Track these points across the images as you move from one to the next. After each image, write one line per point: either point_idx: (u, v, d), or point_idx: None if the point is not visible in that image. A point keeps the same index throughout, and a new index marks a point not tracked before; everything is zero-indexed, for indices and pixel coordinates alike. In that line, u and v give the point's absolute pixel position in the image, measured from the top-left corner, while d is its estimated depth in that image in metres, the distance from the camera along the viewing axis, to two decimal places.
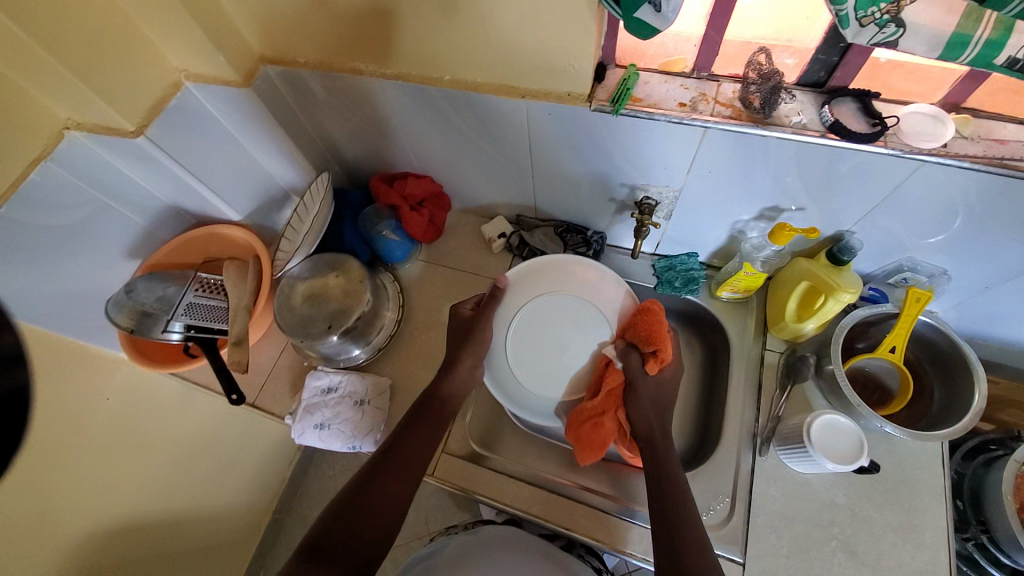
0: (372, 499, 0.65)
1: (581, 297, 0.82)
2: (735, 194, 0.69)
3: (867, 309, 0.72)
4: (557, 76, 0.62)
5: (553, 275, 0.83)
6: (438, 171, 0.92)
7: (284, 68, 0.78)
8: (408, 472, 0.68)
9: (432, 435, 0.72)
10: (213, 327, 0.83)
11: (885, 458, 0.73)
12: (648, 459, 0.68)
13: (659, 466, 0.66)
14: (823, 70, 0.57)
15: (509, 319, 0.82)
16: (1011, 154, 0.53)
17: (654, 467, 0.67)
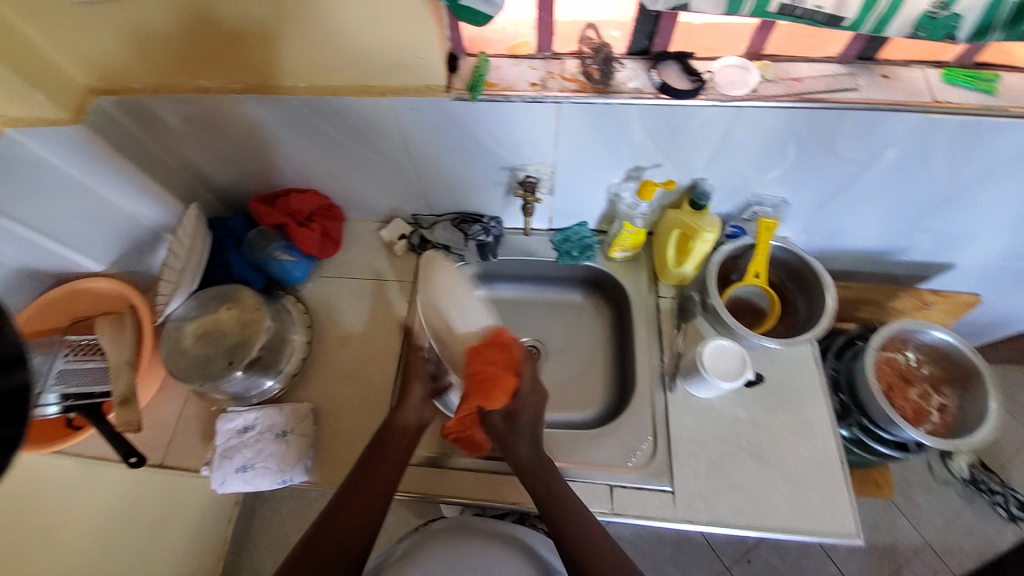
0: (340, 532, 0.65)
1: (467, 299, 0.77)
2: (603, 161, 0.75)
3: (731, 244, 0.82)
4: (411, 70, 0.63)
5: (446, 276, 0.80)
6: (322, 183, 0.90)
7: (122, 98, 0.72)
8: (370, 501, 0.68)
9: (397, 454, 0.72)
10: (94, 391, 0.75)
11: (770, 369, 0.84)
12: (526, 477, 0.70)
13: (544, 478, 0.69)
14: (645, 39, 0.63)
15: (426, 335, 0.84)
16: (808, 89, 0.63)
17: (535, 477, 0.70)
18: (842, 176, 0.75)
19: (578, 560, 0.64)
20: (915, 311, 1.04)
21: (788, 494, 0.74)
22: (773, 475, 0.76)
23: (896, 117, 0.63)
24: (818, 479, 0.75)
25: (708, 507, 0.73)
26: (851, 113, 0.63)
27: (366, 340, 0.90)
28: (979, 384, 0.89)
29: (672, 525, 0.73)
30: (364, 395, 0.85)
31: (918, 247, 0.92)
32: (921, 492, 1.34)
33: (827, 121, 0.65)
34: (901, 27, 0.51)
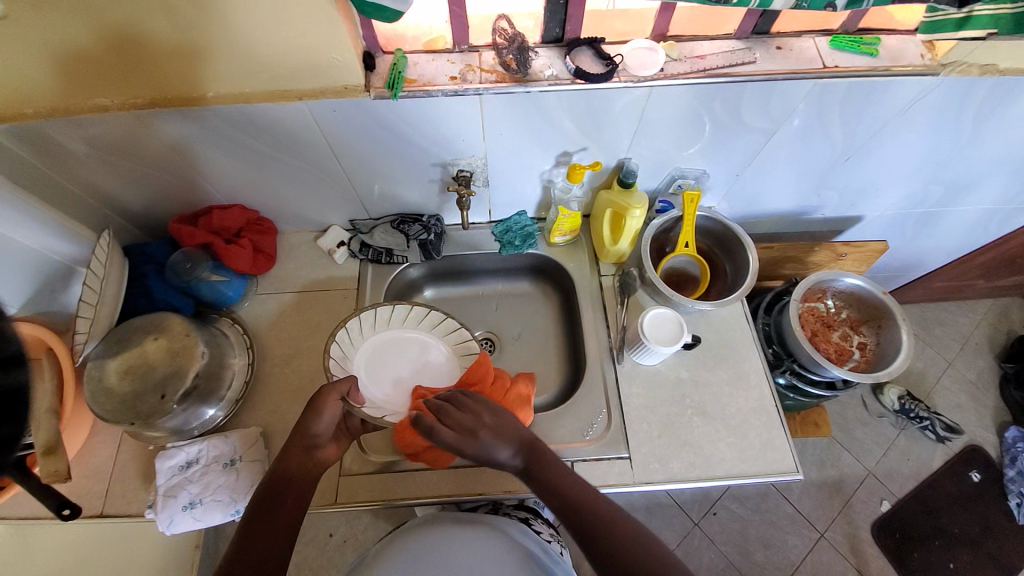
0: (254, 546, 0.55)
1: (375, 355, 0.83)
2: (532, 149, 0.76)
3: (661, 218, 0.87)
4: (325, 71, 0.62)
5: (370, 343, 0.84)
6: (248, 197, 0.86)
7: (8, 124, 0.66)
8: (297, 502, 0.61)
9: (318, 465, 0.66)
10: (16, 444, 0.71)
11: (707, 331, 0.89)
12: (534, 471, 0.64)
13: (547, 469, 0.63)
14: (557, 28, 0.65)
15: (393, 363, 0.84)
16: (712, 65, 0.67)
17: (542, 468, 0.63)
18: (752, 144, 0.80)
19: (577, 517, 0.59)
20: (832, 263, 1.13)
21: (733, 443, 0.80)
22: (718, 428, 0.81)
23: (790, 86, 0.69)
24: (757, 426, 0.81)
25: (664, 466, 0.78)
26: (751, 85, 0.68)
27: (315, 353, 0.88)
28: (889, 322, 0.99)
29: (632, 488, 0.77)
30: None
31: (826, 203, 1.01)
32: (859, 427, 1.48)
33: (731, 94, 0.70)
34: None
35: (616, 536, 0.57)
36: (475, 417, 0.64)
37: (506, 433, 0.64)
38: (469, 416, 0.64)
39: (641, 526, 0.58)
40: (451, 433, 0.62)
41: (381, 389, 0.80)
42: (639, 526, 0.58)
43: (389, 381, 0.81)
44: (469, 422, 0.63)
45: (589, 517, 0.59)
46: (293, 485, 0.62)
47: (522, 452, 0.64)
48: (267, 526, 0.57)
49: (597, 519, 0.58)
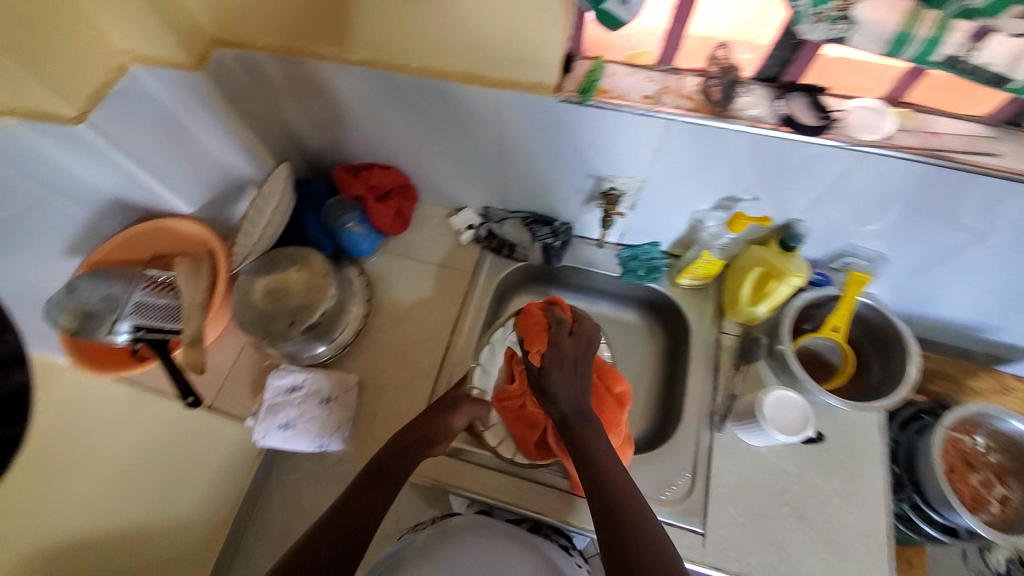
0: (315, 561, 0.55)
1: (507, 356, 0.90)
2: (697, 186, 0.72)
3: (813, 292, 0.79)
4: (526, 65, 0.63)
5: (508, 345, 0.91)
6: (405, 162, 0.91)
7: (239, 52, 0.73)
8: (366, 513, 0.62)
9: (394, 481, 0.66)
10: (166, 326, 0.79)
11: (829, 428, 0.79)
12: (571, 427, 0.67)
13: (588, 437, 0.65)
14: (777, 66, 0.60)
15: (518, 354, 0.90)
16: (944, 145, 0.59)
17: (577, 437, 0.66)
18: (946, 243, 0.70)
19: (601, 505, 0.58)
20: (994, 395, 0.97)
21: (827, 561, 0.70)
22: (813, 539, 0.72)
23: None
24: (861, 552, 0.71)
25: (740, 558, 0.71)
26: (984, 180, 0.58)
27: (421, 322, 0.91)
28: None
29: (698, 568, 0.70)
30: (410, 377, 0.86)
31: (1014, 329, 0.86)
32: None
33: (952, 186, 0.61)
34: None
35: (615, 497, 0.58)
36: (572, 343, 0.74)
37: (568, 396, 0.70)
38: (575, 334, 0.75)
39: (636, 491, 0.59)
40: (557, 349, 0.74)
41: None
42: (633, 490, 0.59)
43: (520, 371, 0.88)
44: (570, 347, 0.74)
45: (603, 467, 0.61)
46: (392, 466, 0.68)
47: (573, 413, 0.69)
48: (352, 513, 0.62)
49: (593, 470, 0.61)
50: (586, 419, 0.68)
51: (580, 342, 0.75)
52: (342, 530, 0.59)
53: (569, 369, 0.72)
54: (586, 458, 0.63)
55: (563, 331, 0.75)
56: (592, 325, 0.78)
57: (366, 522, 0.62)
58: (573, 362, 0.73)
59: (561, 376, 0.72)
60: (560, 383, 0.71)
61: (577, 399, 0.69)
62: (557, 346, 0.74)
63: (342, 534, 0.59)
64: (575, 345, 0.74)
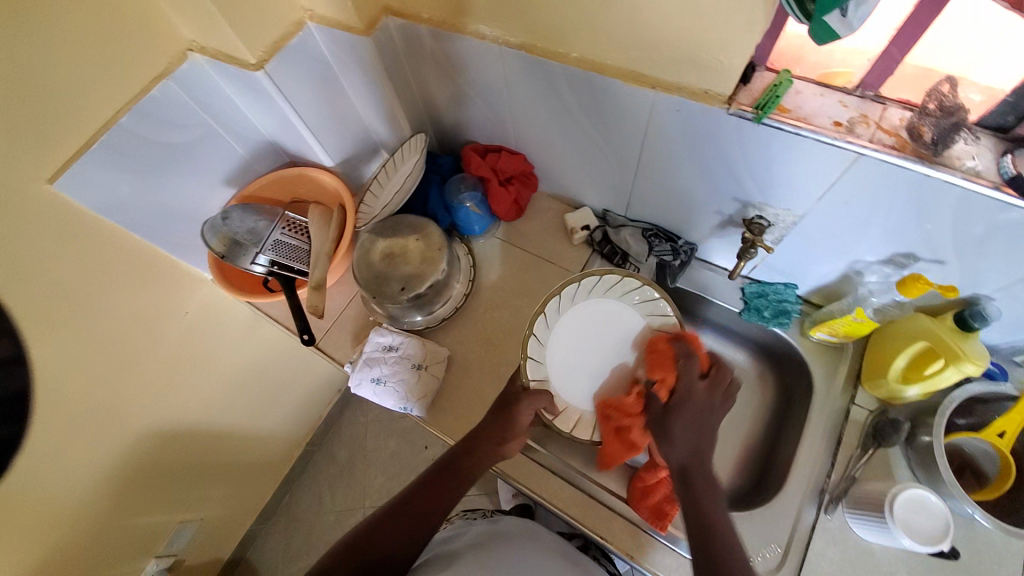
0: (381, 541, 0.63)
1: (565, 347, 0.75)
2: (867, 232, 0.62)
3: (982, 384, 0.66)
4: (697, 70, 0.57)
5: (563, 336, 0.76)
6: (534, 151, 0.90)
7: (405, 23, 0.76)
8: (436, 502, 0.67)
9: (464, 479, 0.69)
10: (294, 266, 0.86)
11: (968, 548, 0.66)
12: (684, 484, 0.59)
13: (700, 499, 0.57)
14: (1011, 114, 0.49)
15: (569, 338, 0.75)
16: None
17: (689, 488, 0.59)
18: None
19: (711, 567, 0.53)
20: None
21: None
22: None
23: None
24: None
25: None
26: None
27: (516, 313, 0.90)
28: None
29: None
30: (497, 365, 0.86)
31: None
32: None
33: None
34: None
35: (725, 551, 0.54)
36: (704, 397, 0.63)
37: (692, 450, 0.60)
38: (713, 385, 0.64)
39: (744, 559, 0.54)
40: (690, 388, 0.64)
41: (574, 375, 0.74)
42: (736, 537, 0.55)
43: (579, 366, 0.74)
44: (704, 397, 0.63)
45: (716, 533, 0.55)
46: (461, 462, 0.69)
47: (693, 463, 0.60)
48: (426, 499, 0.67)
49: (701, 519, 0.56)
50: (708, 475, 0.59)
51: (711, 399, 0.63)
52: (407, 519, 0.65)
53: (698, 424, 0.62)
54: (697, 517, 0.56)
55: (694, 372, 0.65)
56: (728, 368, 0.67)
57: (432, 515, 0.66)
58: (702, 423, 0.62)
59: (683, 426, 0.61)
60: (687, 428, 0.61)
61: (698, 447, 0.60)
62: (685, 391, 0.63)
63: (407, 523, 0.64)
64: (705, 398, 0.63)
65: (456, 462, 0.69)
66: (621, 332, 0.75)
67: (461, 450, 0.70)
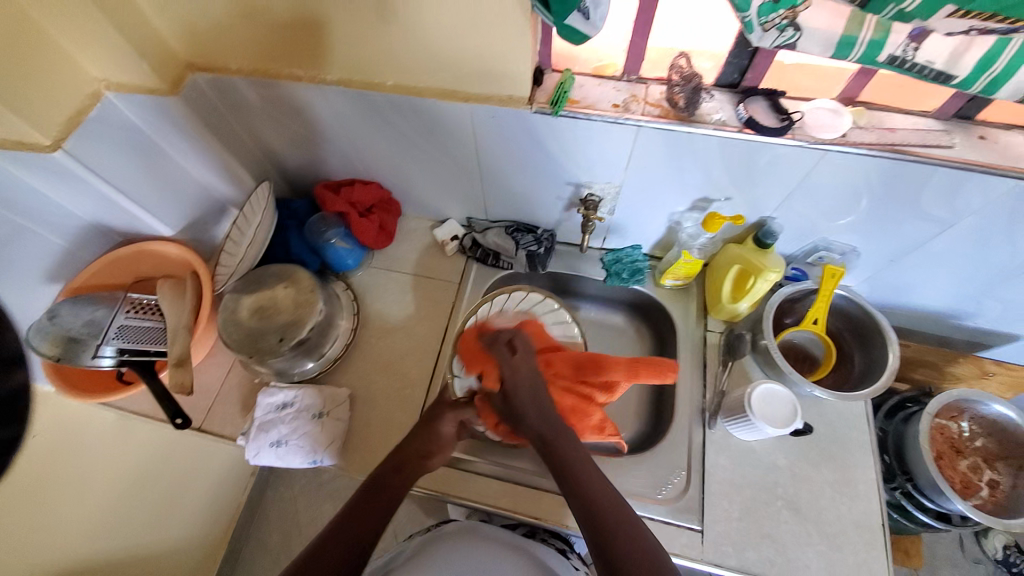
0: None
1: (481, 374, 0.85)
2: (671, 188, 0.74)
3: (792, 286, 0.81)
4: (496, 79, 0.65)
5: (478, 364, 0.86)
6: (387, 177, 0.92)
7: (215, 76, 0.76)
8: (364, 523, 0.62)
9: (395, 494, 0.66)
10: (150, 349, 0.79)
11: (817, 421, 0.81)
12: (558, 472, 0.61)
13: (572, 475, 0.59)
14: (735, 73, 0.63)
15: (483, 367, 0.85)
16: (903, 141, 0.61)
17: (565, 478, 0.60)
18: (919, 233, 0.73)
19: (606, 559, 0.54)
20: (973, 380, 1.01)
21: (823, 553, 0.72)
22: (809, 531, 0.73)
23: (988, 181, 0.61)
24: (856, 542, 0.72)
25: (738, 554, 0.71)
26: (940, 171, 0.61)
27: (409, 334, 0.91)
28: None
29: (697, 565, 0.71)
30: (401, 389, 0.86)
31: (985, 313, 0.89)
32: (948, 568, 1.32)
33: (913, 176, 0.63)
34: (1014, 90, 0.49)
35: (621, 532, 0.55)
36: (515, 374, 0.64)
37: (539, 414, 0.63)
38: (519, 364, 0.64)
39: (609, 485, 0.60)
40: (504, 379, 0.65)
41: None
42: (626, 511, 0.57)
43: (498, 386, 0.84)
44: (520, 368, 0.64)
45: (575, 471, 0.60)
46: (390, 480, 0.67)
47: (543, 442, 0.63)
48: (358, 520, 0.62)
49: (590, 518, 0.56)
50: (563, 436, 0.63)
51: (525, 369, 0.65)
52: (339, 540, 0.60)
53: (527, 397, 0.63)
54: (572, 479, 0.59)
55: (507, 358, 0.65)
56: (506, 332, 0.67)
57: (367, 540, 0.61)
58: (528, 396, 0.63)
59: (529, 409, 0.63)
60: (528, 411, 0.63)
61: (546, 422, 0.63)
62: (506, 377, 0.64)
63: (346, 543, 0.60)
64: (529, 371, 0.65)
65: (383, 482, 0.67)
66: None
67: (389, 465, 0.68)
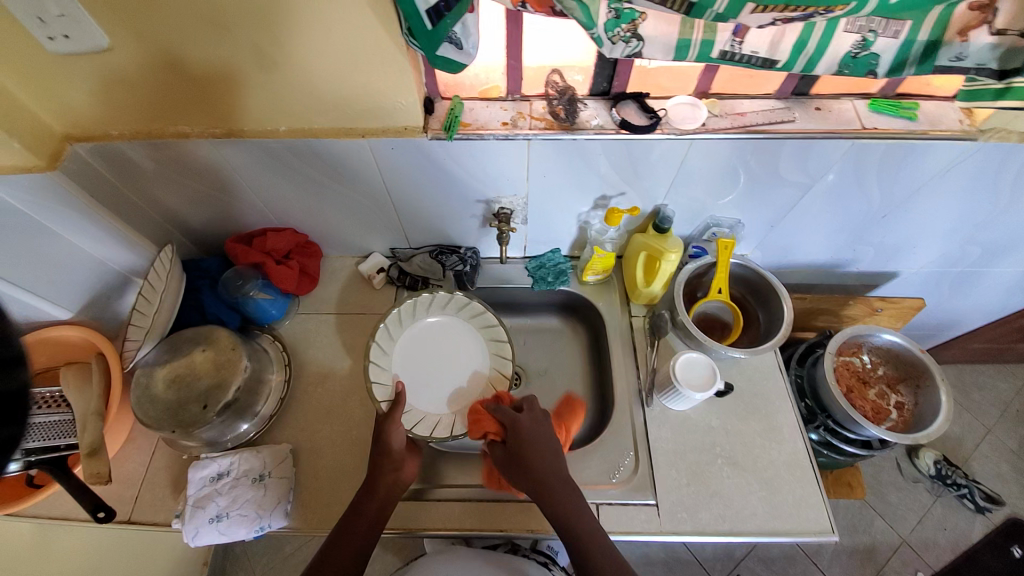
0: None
1: (399, 362, 0.86)
2: (572, 192, 0.80)
3: (693, 263, 0.89)
4: (389, 113, 0.68)
5: (411, 345, 0.88)
6: (299, 221, 0.92)
7: (97, 144, 0.73)
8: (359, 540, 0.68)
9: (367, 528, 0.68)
10: (60, 445, 0.72)
11: (739, 379, 0.89)
12: (546, 509, 0.67)
13: (558, 504, 0.67)
14: (604, 82, 0.70)
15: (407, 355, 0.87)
16: (753, 121, 0.71)
17: (561, 522, 0.67)
18: (788, 198, 0.83)
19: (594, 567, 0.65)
20: (866, 317, 1.14)
21: (765, 498, 0.78)
22: (749, 480, 0.79)
23: (827, 147, 0.72)
24: (791, 481, 0.80)
25: (693, 517, 0.76)
26: (789, 142, 0.71)
27: (348, 373, 0.90)
28: (928, 382, 0.98)
29: (658, 537, 0.75)
30: (348, 432, 0.84)
31: (861, 257, 1.03)
32: (891, 490, 1.47)
33: (770, 150, 0.72)
34: (827, 66, 0.58)
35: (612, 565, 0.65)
36: (531, 422, 0.72)
37: (546, 472, 0.69)
38: (523, 414, 0.73)
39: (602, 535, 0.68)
40: (518, 429, 0.72)
41: (413, 385, 0.85)
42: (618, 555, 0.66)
43: (417, 383, 0.85)
44: (529, 420, 0.73)
45: (578, 528, 0.66)
46: (368, 505, 0.69)
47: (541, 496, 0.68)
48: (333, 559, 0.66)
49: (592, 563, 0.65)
50: (566, 485, 0.69)
51: (539, 421, 0.73)
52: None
53: (535, 449, 0.70)
54: (568, 514, 0.67)
55: (508, 413, 0.73)
56: (532, 396, 0.77)
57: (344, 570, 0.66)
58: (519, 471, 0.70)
59: (535, 454, 0.70)
60: (536, 470, 0.69)
61: (553, 481, 0.68)
62: (515, 425, 0.72)
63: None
64: (536, 427, 0.72)
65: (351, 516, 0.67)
66: (458, 344, 0.89)
67: (356, 511, 0.69)
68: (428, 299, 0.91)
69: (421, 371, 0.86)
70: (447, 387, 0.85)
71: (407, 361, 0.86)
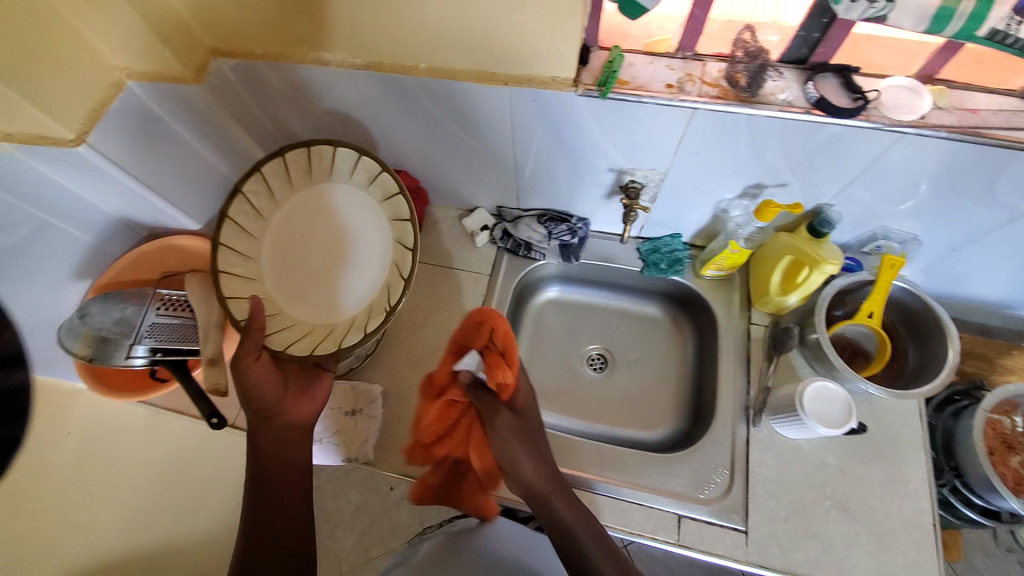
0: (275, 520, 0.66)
1: (288, 250, 0.75)
2: (720, 174, 0.70)
3: (844, 278, 0.76)
4: (539, 60, 0.61)
5: (297, 227, 0.75)
6: (414, 165, 0.89)
7: (239, 60, 0.71)
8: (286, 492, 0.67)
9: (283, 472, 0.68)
10: (182, 347, 0.76)
11: (867, 417, 0.77)
12: (541, 500, 0.66)
13: (553, 501, 0.65)
14: (804, 48, 0.58)
15: (285, 239, 0.75)
16: (984, 122, 0.56)
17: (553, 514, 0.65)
18: (985, 222, 0.68)
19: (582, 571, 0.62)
20: None
21: (873, 553, 0.69)
22: (858, 531, 0.70)
23: None
24: (907, 542, 0.69)
25: (785, 554, 0.69)
26: None
27: (438, 327, 0.89)
28: None
29: (742, 566, 0.69)
30: None
31: None
32: None
33: (994, 162, 0.58)
34: None
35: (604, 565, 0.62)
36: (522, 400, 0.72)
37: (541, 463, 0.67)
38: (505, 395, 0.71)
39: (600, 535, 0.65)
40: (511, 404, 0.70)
41: (307, 279, 0.75)
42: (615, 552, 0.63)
43: (307, 276, 0.75)
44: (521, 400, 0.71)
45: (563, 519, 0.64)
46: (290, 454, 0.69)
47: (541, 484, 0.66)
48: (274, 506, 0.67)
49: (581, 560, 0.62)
50: (560, 484, 0.67)
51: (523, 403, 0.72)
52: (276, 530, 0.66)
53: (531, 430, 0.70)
54: (570, 505, 0.65)
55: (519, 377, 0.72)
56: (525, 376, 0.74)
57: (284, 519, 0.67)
58: (528, 439, 0.68)
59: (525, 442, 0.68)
60: (532, 456, 0.67)
61: (552, 474, 0.67)
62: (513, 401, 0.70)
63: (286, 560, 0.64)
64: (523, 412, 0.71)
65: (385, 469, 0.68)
66: (351, 231, 0.75)
67: (259, 453, 0.68)
68: (313, 162, 0.74)
69: (312, 264, 0.75)
70: (345, 282, 0.74)
71: (290, 252, 0.75)
